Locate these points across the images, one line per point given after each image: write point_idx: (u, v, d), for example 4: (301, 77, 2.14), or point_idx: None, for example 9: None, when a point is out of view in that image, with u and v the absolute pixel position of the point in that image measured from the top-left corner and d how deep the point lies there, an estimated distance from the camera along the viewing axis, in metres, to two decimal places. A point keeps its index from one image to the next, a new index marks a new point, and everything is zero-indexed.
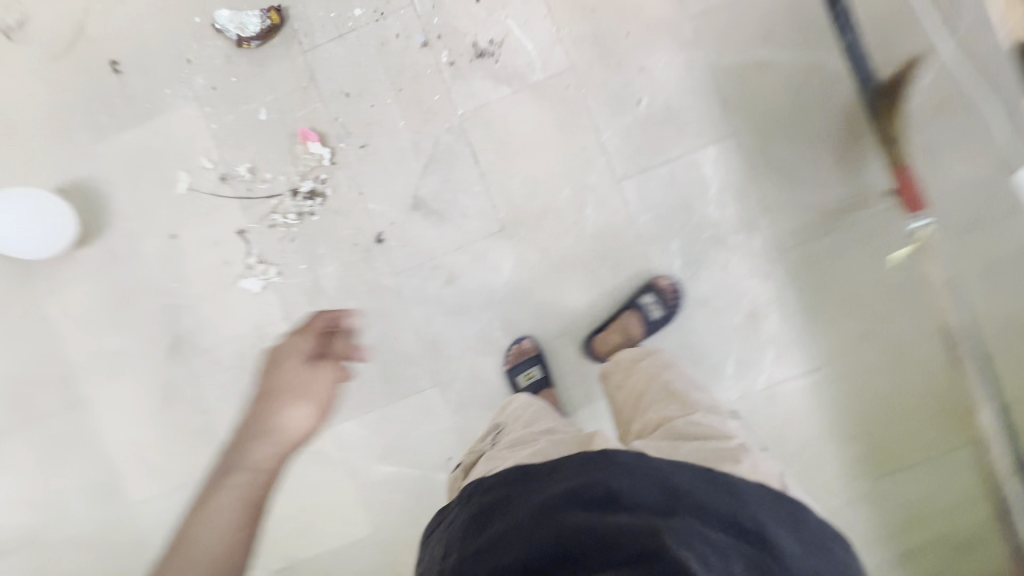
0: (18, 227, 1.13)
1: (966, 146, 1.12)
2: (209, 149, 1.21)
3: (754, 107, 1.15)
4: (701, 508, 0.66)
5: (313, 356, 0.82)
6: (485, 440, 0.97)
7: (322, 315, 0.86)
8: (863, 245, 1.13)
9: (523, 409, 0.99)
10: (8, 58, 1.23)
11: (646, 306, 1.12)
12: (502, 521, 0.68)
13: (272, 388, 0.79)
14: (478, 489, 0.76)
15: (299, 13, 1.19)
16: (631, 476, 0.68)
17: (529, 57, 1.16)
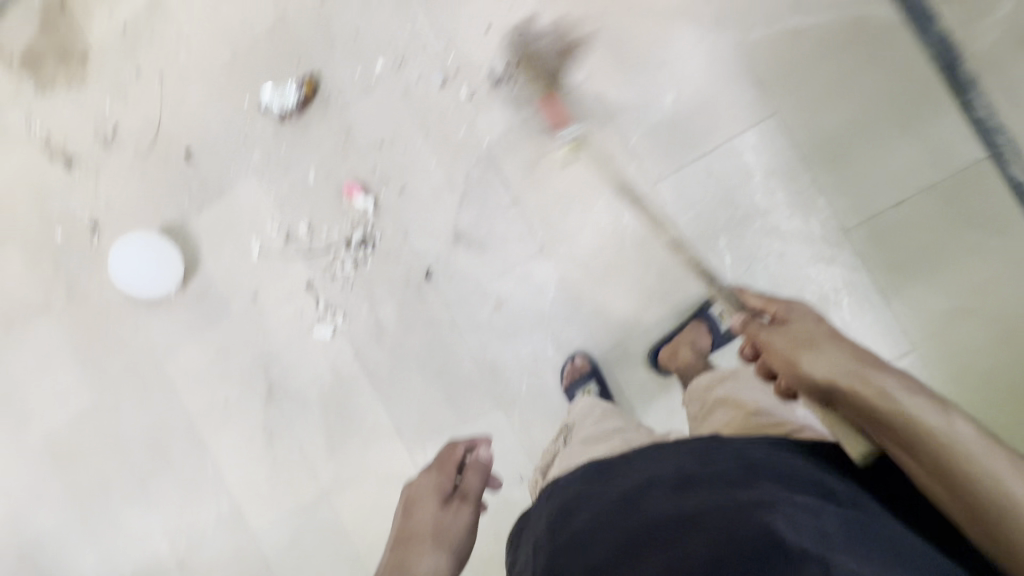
0: (144, 276, 1.36)
1: None
2: (272, 214, 1.35)
3: (796, 81, 1.05)
4: (781, 474, 0.68)
5: (446, 492, 0.93)
6: (557, 441, 1.03)
7: (458, 448, 1.01)
8: (945, 210, 1.01)
9: (588, 408, 1.02)
10: (109, 162, 1.45)
11: (717, 315, 1.07)
12: (586, 511, 0.72)
13: (410, 530, 0.87)
14: (557, 489, 0.81)
15: (328, 77, 1.28)
16: (699, 463, 0.72)
17: (545, 76, 1.16)
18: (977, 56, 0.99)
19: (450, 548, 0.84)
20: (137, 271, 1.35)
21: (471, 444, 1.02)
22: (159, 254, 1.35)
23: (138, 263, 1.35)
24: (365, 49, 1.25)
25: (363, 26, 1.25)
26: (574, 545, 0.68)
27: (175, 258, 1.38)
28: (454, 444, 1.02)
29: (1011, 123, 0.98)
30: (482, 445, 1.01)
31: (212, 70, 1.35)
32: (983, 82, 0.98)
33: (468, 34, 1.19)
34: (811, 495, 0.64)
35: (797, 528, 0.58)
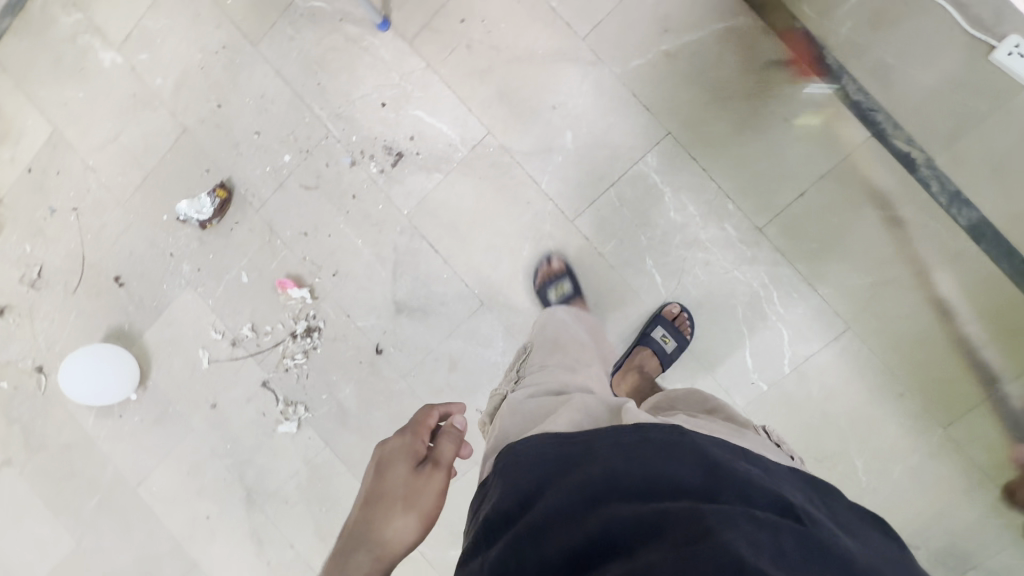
0: (99, 385, 1.30)
1: (924, 49, 1.01)
2: (214, 321, 1.34)
3: (684, 99, 1.09)
4: (753, 489, 0.52)
5: (416, 457, 0.66)
6: (505, 386, 0.90)
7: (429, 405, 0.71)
8: (845, 191, 1.06)
9: (553, 351, 0.92)
10: (42, 304, 1.43)
11: (659, 340, 1.09)
12: (538, 502, 0.55)
13: (374, 499, 0.63)
14: (503, 464, 0.62)
15: (240, 179, 1.28)
16: (671, 455, 0.55)
17: (448, 139, 1.19)
18: (838, 45, 1.03)
19: (422, 518, 0.62)
20: (86, 391, 1.28)
21: (448, 407, 0.71)
22: (96, 353, 1.30)
23: (87, 381, 1.29)
24: (270, 145, 1.26)
25: (263, 123, 1.26)
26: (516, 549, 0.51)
27: (111, 348, 1.32)
28: (427, 407, 0.71)
29: (886, 99, 1.03)
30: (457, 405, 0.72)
31: (126, 193, 1.35)
32: (851, 68, 1.03)
33: (365, 113, 1.21)
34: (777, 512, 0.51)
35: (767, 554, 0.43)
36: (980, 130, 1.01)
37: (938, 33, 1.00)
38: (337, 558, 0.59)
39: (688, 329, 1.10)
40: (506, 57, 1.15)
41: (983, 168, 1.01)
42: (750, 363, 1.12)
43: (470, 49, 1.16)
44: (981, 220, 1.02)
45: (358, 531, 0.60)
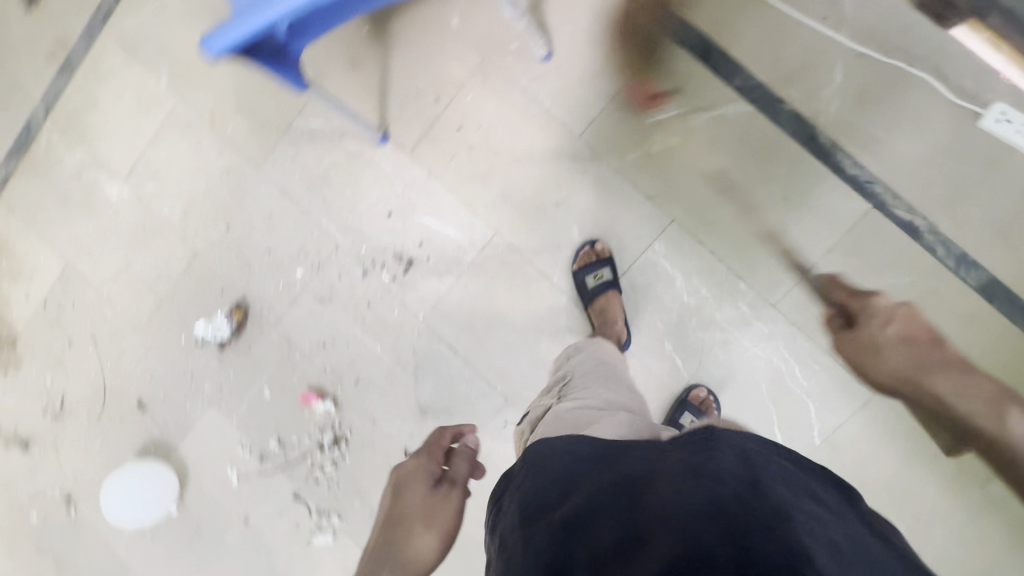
0: (146, 497, 1.33)
1: (913, 119, 1.04)
2: (240, 439, 1.34)
3: (673, 174, 1.11)
4: (790, 481, 0.53)
5: (432, 479, 0.80)
6: (550, 396, 0.91)
7: (445, 430, 0.88)
8: (855, 261, 1.07)
9: (598, 370, 0.92)
10: (66, 434, 1.43)
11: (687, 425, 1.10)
12: (578, 491, 0.55)
13: (398, 513, 0.77)
14: (537, 460, 0.63)
15: (255, 297, 1.30)
16: (709, 449, 0.55)
17: (457, 242, 1.20)
18: (829, 123, 1.06)
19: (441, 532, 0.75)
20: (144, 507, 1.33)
21: (460, 429, 0.88)
22: (125, 474, 1.34)
23: (137, 501, 1.33)
24: (281, 262, 1.28)
25: (272, 242, 1.28)
26: (560, 538, 0.50)
27: (132, 465, 1.35)
28: (441, 430, 0.88)
29: (882, 172, 1.05)
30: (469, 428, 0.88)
31: (142, 319, 1.36)
32: (845, 144, 1.06)
33: (372, 224, 1.23)
34: (817, 504, 0.51)
35: (827, 550, 0.44)
36: (977, 192, 1.03)
37: (925, 105, 1.03)
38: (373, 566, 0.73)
39: (714, 412, 1.11)
40: (506, 159, 1.17)
41: (986, 229, 1.03)
42: (780, 438, 1.12)
43: (469, 153, 1.18)
44: (990, 280, 1.04)
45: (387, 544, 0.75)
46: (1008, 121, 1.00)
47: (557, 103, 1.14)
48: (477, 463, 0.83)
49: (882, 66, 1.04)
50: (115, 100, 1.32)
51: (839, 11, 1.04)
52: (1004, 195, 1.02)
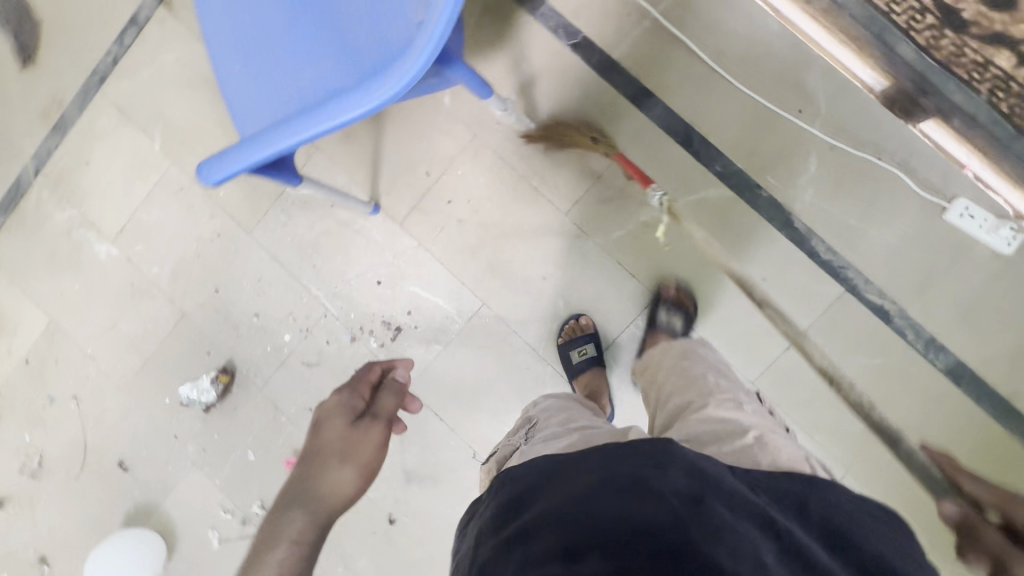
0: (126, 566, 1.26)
1: (883, 210, 1.09)
2: (222, 501, 1.32)
3: (651, 240, 1.16)
4: (737, 499, 0.56)
5: (355, 412, 0.71)
6: (520, 436, 0.91)
7: (368, 370, 0.78)
8: (830, 342, 1.11)
9: (554, 407, 0.92)
10: (43, 492, 1.40)
11: (667, 322, 1.11)
12: (530, 510, 0.58)
13: (313, 449, 0.66)
14: (505, 480, 0.66)
15: (242, 359, 1.30)
16: (661, 464, 0.57)
17: (445, 310, 1.22)
18: (804, 210, 1.10)
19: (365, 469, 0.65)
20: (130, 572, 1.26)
21: (391, 364, 0.83)
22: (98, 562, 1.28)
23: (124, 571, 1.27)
24: (270, 325, 1.29)
25: (262, 305, 1.29)
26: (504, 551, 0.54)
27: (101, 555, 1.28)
28: (367, 368, 0.79)
29: (854, 259, 1.10)
30: (403, 365, 0.82)
31: (127, 378, 1.35)
32: (819, 231, 1.10)
33: (361, 291, 1.25)
34: (763, 528, 0.54)
35: (747, 564, 0.49)
36: (944, 279, 1.08)
37: (894, 195, 1.08)
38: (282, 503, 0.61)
39: (687, 303, 1.12)
40: (494, 232, 1.20)
41: (952, 315, 1.08)
42: None
43: (459, 225, 1.21)
44: (958, 363, 1.08)
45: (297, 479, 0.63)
46: (972, 215, 1.04)
47: (545, 182, 1.18)
48: (404, 396, 0.76)
49: (853, 159, 1.09)
50: (108, 161, 1.33)
51: (813, 105, 1.09)
52: (968, 282, 1.07)
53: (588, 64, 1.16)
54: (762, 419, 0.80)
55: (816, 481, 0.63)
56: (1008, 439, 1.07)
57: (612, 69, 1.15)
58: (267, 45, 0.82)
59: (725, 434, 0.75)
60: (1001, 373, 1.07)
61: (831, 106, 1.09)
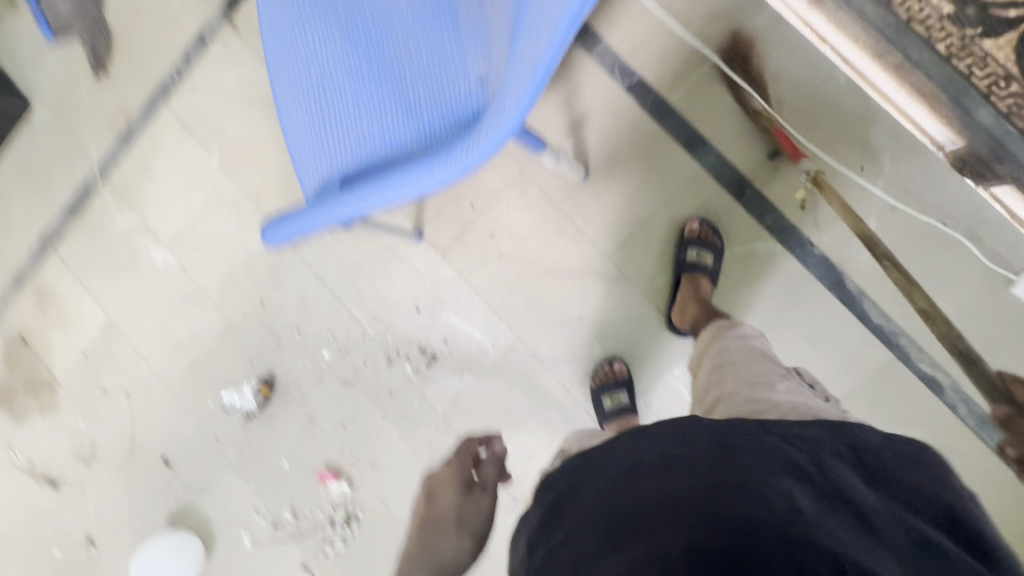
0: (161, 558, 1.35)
1: (944, 278, 1.04)
2: (256, 504, 1.38)
3: None
4: (765, 453, 0.61)
5: (467, 480, 0.96)
6: (552, 464, 0.87)
7: (469, 445, 1.03)
8: (875, 411, 1.07)
9: (589, 432, 0.87)
10: (92, 479, 1.49)
11: (696, 260, 1.09)
12: (574, 508, 0.63)
13: (434, 516, 0.92)
14: (547, 482, 0.72)
15: (282, 372, 1.35)
16: (682, 445, 0.64)
17: (480, 342, 1.24)
18: (858, 271, 1.07)
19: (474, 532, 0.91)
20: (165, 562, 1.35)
21: (487, 439, 1.04)
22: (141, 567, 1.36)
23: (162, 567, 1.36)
24: (310, 342, 1.33)
25: (304, 321, 1.33)
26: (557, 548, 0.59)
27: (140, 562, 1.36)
28: (469, 442, 1.03)
29: (908, 326, 1.06)
30: (496, 440, 1.04)
31: (175, 379, 1.42)
32: (872, 294, 1.07)
33: (400, 316, 1.28)
34: (794, 475, 0.58)
35: (780, 508, 0.53)
36: (1006, 356, 1.02)
37: (958, 263, 1.04)
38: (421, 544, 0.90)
39: (714, 237, 1.11)
40: (535, 268, 1.20)
41: None
42: None
43: (500, 258, 1.22)
44: None
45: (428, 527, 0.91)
46: None
47: (588, 223, 1.17)
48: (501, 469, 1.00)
49: (915, 224, 1.05)
50: (169, 173, 1.39)
51: (876, 162, 1.06)
52: None
53: (642, 107, 1.14)
54: (800, 395, 0.79)
55: (840, 428, 0.66)
56: None
57: (666, 112, 1.13)
58: (330, 95, 0.83)
59: (759, 411, 0.75)
60: None
61: (895, 166, 1.05)
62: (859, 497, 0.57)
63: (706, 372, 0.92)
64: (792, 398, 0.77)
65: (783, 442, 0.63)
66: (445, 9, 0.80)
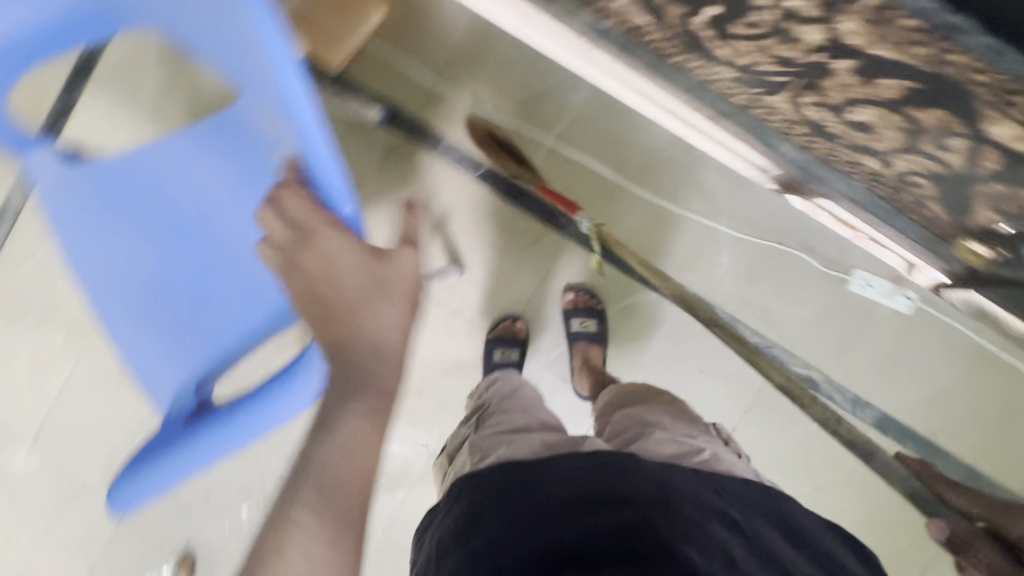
0: None
1: (793, 289, 1.18)
2: None
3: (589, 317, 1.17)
4: (702, 500, 0.63)
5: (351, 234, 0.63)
6: (469, 426, 0.92)
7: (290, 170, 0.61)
8: (771, 419, 1.20)
9: (498, 383, 0.98)
10: None
11: (581, 329, 1.15)
12: (498, 522, 0.62)
13: (345, 299, 0.62)
14: (471, 482, 0.70)
15: (199, 541, 1.24)
16: (627, 476, 0.63)
17: (402, 454, 1.21)
18: (724, 301, 1.18)
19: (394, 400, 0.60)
20: None
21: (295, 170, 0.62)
22: None
23: None
24: (223, 502, 1.25)
25: (211, 482, 1.25)
26: (473, 568, 0.59)
27: None
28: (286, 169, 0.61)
29: (778, 336, 1.19)
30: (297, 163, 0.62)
31: None
32: (741, 317, 1.18)
33: None
34: (726, 524, 0.61)
35: (716, 561, 0.57)
36: (860, 343, 1.19)
37: (805, 273, 1.18)
38: (317, 482, 0.54)
39: (596, 302, 1.17)
40: (439, 368, 1.20)
41: (873, 373, 1.19)
42: None
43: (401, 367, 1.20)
44: (882, 414, 1.19)
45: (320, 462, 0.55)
46: (872, 285, 1.17)
47: (478, 313, 1.20)
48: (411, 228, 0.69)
49: (759, 248, 1.18)
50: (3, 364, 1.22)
51: (714, 203, 1.18)
52: (881, 342, 1.18)
53: (498, 193, 1.17)
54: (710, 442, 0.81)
55: (773, 493, 0.70)
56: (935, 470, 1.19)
57: (522, 194, 1.18)
58: (159, 301, 0.77)
59: (684, 452, 0.75)
60: (923, 417, 1.19)
61: (731, 201, 1.18)
62: (781, 552, 0.62)
63: (622, 417, 0.88)
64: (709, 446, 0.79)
65: (725, 496, 0.66)
66: (256, 181, 0.74)
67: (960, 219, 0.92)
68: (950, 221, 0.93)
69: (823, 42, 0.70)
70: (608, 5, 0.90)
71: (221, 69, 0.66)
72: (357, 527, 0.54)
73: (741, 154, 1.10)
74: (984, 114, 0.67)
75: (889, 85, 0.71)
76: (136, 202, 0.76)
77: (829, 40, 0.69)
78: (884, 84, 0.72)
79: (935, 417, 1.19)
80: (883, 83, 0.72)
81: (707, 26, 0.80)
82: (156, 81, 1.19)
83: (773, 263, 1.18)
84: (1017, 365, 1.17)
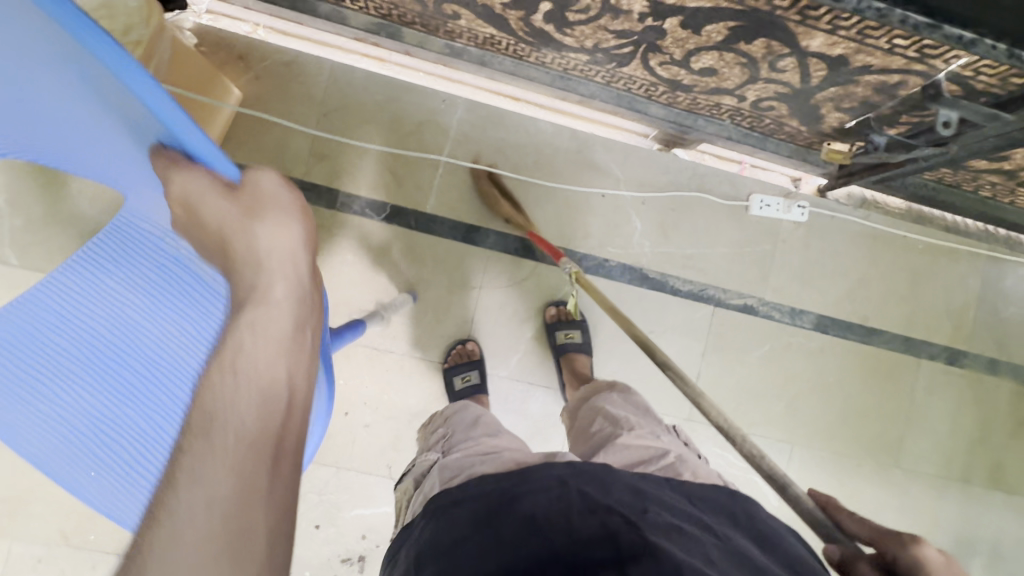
0: None
1: (705, 229, 1.26)
2: None
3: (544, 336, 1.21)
4: (678, 509, 0.63)
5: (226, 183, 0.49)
6: (435, 451, 0.89)
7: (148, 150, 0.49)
8: (728, 356, 1.26)
9: (458, 415, 0.95)
10: None
11: (566, 340, 1.17)
12: (475, 538, 0.60)
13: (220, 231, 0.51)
14: (445, 505, 0.67)
15: None
16: (605, 485, 0.63)
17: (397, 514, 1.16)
18: (649, 261, 1.24)
19: (296, 309, 0.54)
20: None
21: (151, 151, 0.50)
22: None
23: None
24: None
25: None
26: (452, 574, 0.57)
27: None
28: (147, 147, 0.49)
29: (706, 275, 1.26)
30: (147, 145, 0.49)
31: None
32: (667, 271, 1.25)
33: (302, 547, 1.13)
34: (700, 527, 0.61)
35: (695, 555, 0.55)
36: (776, 258, 1.28)
37: (710, 213, 1.26)
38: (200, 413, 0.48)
39: (578, 316, 1.19)
40: (406, 415, 1.17)
41: (796, 281, 1.28)
42: None
43: (368, 427, 1.16)
44: (816, 315, 1.29)
45: (210, 392, 0.49)
46: (768, 204, 1.26)
47: (426, 349, 1.18)
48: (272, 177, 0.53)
49: (664, 203, 1.25)
50: None
51: (611, 175, 1.24)
52: (792, 251, 1.28)
53: (409, 227, 1.18)
54: (678, 444, 0.84)
55: (740, 494, 0.70)
56: (877, 349, 1.30)
57: (433, 223, 1.19)
58: (116, 433, 0.66)
59: (647, 457, 0.78)
60: (854, 303, 1.30)
61: (624, 169, 1.24)
62: (758, 560, 0.59)
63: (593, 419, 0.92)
64: (673, 446, 0.83)
65: (698, 509, 0.65)
66: (179, 272, 0.69)
67: (815, 126, 1.02)
68: (808, 129, 1.04)
69: (647, 8, 0.77)
70: (454, 26, 0.95)
71: (110, 176, 0.63)
72: (266, 448, 0.47)
73: (611, 125, 1.23)
74: (797, 33, 0.75)
75: (715, 30, 0.79)
76: (55, 341, 0.67)
77: (650, 6, 0.76)
78: (710, 30, 0.80)
79: (865, 302, 1.30)
80: (710, 28, 0.79)
81: (546, 21, 0.86)
82: (15, 223, 1.10)
83: (680, 212, 1.26)
84: (909, 237, 1.31)
